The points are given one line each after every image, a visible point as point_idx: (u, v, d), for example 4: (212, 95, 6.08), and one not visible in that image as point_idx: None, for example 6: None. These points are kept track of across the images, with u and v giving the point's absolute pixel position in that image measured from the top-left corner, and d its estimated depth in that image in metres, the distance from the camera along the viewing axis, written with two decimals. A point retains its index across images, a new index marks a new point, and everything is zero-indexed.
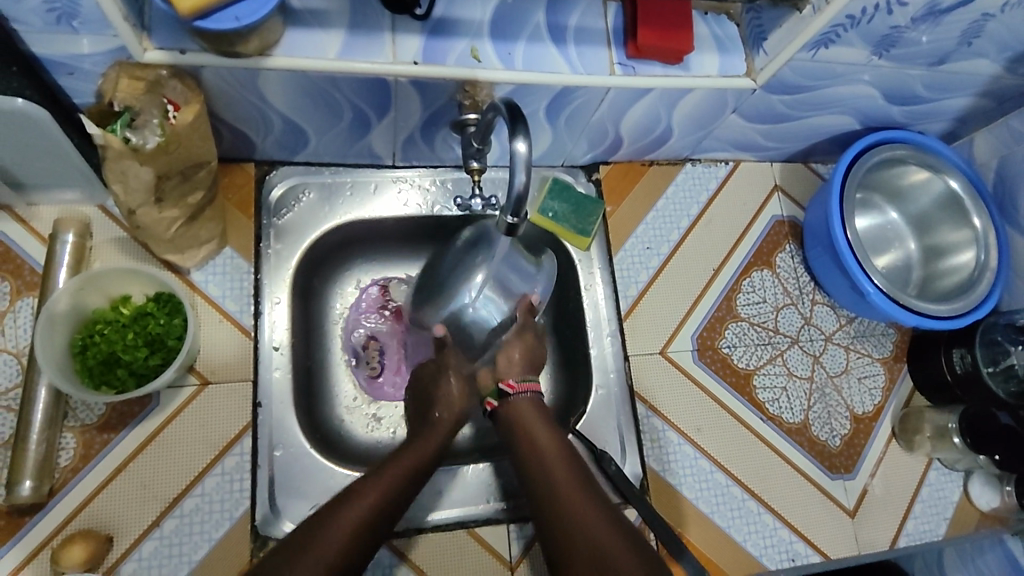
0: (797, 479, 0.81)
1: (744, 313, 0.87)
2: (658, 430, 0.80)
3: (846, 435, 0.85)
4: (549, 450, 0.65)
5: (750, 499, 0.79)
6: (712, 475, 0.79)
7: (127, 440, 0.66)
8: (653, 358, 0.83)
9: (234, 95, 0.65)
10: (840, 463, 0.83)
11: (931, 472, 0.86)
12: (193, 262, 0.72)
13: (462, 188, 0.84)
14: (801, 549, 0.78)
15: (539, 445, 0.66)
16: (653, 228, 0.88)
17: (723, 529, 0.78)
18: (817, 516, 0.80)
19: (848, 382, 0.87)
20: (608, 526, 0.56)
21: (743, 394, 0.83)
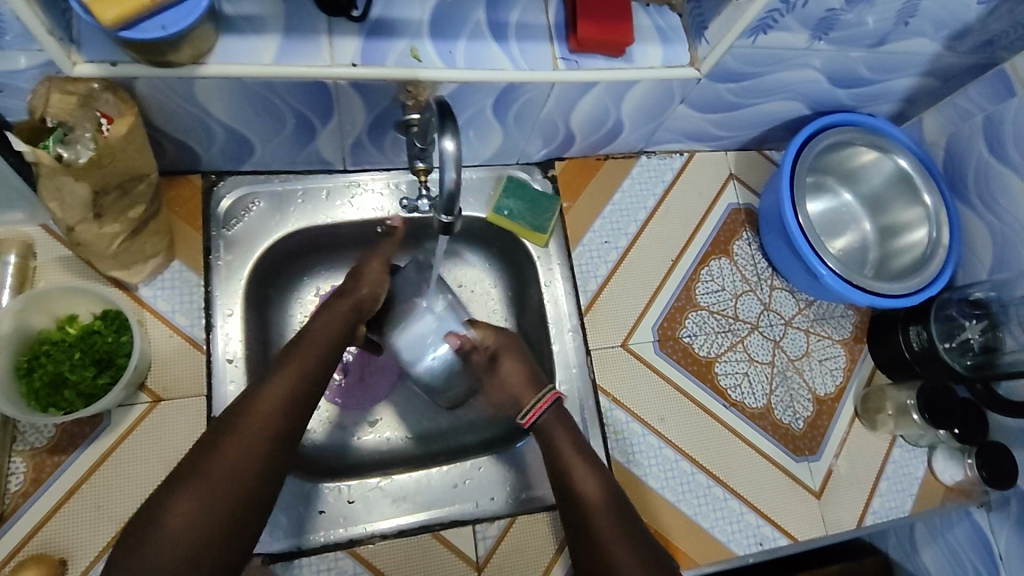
0: (763, 463, 0.82)
1: (704, 302, 0.87)
2: (622, 422, 0.80)
3: (809, 417, 0.85)
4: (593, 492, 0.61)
5: (716, 485, 0.80)
6: (678, 464, 0.80)
7: (79, 462, 0.65)
8: (615, 352, 0.83)
9: (171, 107, 0.64)
10: (804, 445, 0.84)
11: (894, 450, 0.86)
12: (140, 278, 0.71)
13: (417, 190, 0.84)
14: (768, 533, 0.79)
15: (583, 493, 0.61)
16: (610, 221, 0.88)
17: (690, 517, 0.78)
18: (784, 499, 0.81)
19: (809, 365, 0.88)
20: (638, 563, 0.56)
21: (705, 381, 0.84)
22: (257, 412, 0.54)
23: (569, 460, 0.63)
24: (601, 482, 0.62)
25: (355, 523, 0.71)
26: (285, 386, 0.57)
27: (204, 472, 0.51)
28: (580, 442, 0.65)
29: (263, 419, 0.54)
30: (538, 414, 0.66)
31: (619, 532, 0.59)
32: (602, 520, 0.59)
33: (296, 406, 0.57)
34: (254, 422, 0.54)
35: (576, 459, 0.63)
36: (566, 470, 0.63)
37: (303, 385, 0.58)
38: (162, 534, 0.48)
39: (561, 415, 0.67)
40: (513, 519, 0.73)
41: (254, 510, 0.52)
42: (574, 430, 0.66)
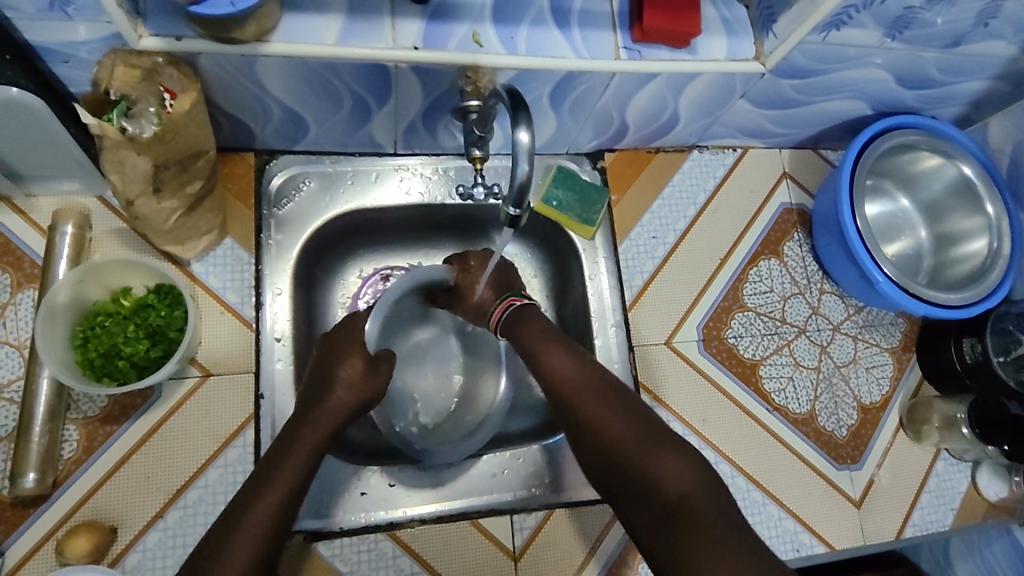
0: (803, 470, 0.81)
1: (751, 303, 0.86)
2: (662, 420, 0.80)
3: (853, 425, 0.84)
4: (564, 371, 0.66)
5: (754, 489, 0.79)
6: (717, 466, 0.79)
7: (130, 432, 0.66)
8: (658, 349, 0.82)
9: (232, 83, 0.64)
10: (846, 453, 0.82)
11: (938, 463, 0.85)
12: (193, 253, 0.71)
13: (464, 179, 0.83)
14: (806, 540, 0.78)
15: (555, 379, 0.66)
16: (659, 216, 0.87)
17: None
18: (824, 506, 0.80)
19: (856, 373, 0.86)
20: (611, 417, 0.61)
21: (749, 384, 0.83)
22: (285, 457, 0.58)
23: (543, 350, 0.68)
24: (577, 363, 0.66)
25: (395, 506, 0.71)
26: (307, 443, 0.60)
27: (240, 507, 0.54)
28: (547, 330, 0.69)
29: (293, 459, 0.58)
30: (505, 311, 0.73)
31: (603, 407, 0.62)
32: (584, 402, 0.63)
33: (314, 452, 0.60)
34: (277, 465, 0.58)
35: (548, 348, 0.67)
36: (539, 363, 0.67)
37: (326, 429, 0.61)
38: (227, 559, 0.51)
39: (523, 311, 0.72)
40: (554, 510, 0.74)
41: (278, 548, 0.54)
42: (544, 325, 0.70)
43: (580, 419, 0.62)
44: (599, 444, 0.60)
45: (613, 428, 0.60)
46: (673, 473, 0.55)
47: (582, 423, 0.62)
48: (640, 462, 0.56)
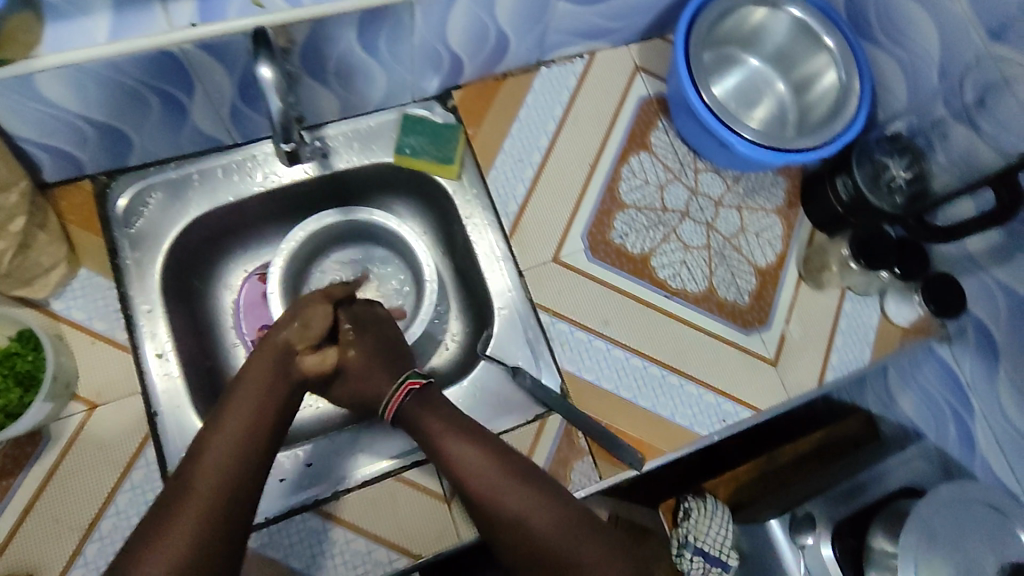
0: (714, 345, 0.81)
1: (629, 200, 0.86)
2: (566, 333, 0.79)
3: (753, 290, 0.84)
4: (477, 469, 0.66)
5: (669, 374, 0.79)
6: (628, 362, 0.79)
7: (28, 480, 0.66)
8: (548, 267, 0.82)
9: (24, 110, 0.62)
10: (751, 318, 0.83)
11: (846, 304, 0.86)
12: (47, 292, 0.70)
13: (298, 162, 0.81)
14: (729, 409, 0.79)
15: (466, 473, 0.66)
16: (520, 139, 0.86)
17: (649, 410, 0.78)
18: (741, 374, 0.81)
19: (747, 241, 0.86)
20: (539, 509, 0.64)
21: (643, 276, 0.82)
22: (206, 471, 0.58)
23: (446, 442, 0.67)
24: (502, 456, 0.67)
25: (316, 483, 0.71)
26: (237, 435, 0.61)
27: (168, 527, 0.54)
28: (472, 432, 0.68)
29: (222, 458, 0.59)
30: (399, 401, 0.71)
31: (532, 501, 0.64)
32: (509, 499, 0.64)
33: (243, 459, 0.60)
34: (199, 483, 0.57)
35: (454, 442, 0.67)
36: (458, 474, 0.66)
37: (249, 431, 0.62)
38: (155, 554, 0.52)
39: (421, 398, 0.71)
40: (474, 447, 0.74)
41: (224, 544, 0.55)
42: (454, 422, 0.69)
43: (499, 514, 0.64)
44: (526, 538, 0.63)
45: (542, 520, 0.63)
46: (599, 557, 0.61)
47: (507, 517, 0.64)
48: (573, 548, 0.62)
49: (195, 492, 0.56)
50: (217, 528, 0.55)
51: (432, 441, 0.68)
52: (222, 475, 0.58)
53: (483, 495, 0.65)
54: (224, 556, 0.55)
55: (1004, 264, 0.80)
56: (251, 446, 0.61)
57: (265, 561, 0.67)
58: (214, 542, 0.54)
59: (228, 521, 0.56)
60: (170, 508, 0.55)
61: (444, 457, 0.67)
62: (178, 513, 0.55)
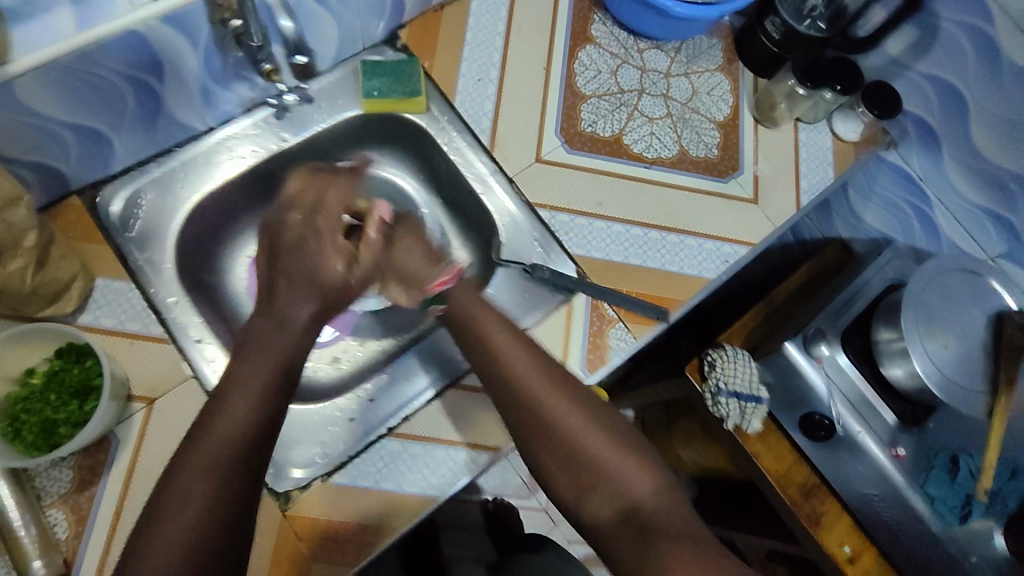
0: (700, 198, 0.88)
1: (589, 91, 0.91)
2: (568, 222, 0.84)
3: (720, 143, 0.92)
4: (531, 373, 0.63)
5: (669, 234, 0.86)
6: (630, 233, 0.85)
7: (111, 483, 0.67)
8: (534, 169, 0.86)
9: (6, 124, 0.61)
10: (725, 167, 0.91)
11: (801, 135, 0.94)
12: (72, 307, 0.70)
13: (268, 138, 0.84)
14: (729, 250, 0.87)
15: (518, 376, 0.63)
16: (474, 60, 0.90)
17: (660, 269, 0.84)
18: (730, 217, 0.88)
19: (702, 102, 0.94)
20: (586, 425, 0.60)
21: (621, 155, 0.88)
22: (222, 441, 0.51)
23: (505, 352, 0.65)
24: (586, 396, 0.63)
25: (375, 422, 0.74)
26: (243, 395, 0.53)
27: (169, 508, 0.48)
28: (535, 350, 0.65)
29: (228, 428, 0.51)
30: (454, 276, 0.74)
31: (579, 415, 0.61)
32: (559, 409, 0.61)
33: (253, 423, 0.52)
34: (218, 448, 0.51)
35: (510, 351, 0.65)
36: (538, 403, 0.61)
37: (263, 392, 0.54)
38: (154, 548, 0.46)
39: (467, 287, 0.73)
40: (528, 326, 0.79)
41: (236, 524, 0.49)
42: (513, 330, 0.67)
43: (545, 417, 0.61)
44: (566, 448, 0.60)
45: (591, 439, 0.60)
46: (640, 484, 0.58)
47: (554, 423, 0.60)
48: (618, 477, 0.58)
49: (193, 470, 0.49)
50: (229, 508, 0.49)
51: (485, 348, 0.66)
52: (237, 436, 0.51)
53: (533, 400, 0.61)
54: (231, 524, 0.49)
55: (924, 57, 0.89)
56: (260, 430, 0.52)
57: (360, 493, 0.70)
58: (219, 528, 0.48)
59: (243, 488, 0.50)
60: (168, 482, 0.49)
61: (495, 359, 0.64)
62: (182, 486, 0.48)
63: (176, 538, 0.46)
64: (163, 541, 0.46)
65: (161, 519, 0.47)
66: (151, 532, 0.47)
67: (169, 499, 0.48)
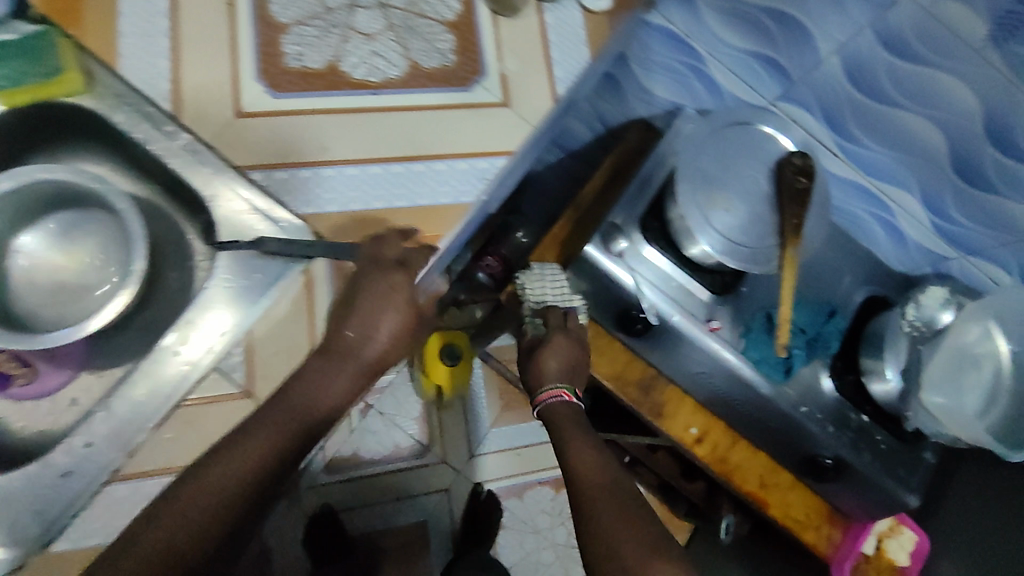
0: (445, 115, 0.81)
1: (289, 21, 0.83)
2: (290, 174, 0.82)
3: (455, 45, 0.82)
4: (590, 456, 0.77)
5: (414, 163, 0.81)
6: (366, 170, 0.81)
7: None
8: (239, 126, 0.83)
9: None
10: (466, 73, 0.82)
11: (547, 17, 0.84)
12: None
13: None
14: (474, 164, 0.82)
15: (577, 468, 0.76)
16: (132, 14, 0.84)
17: (402, 202, 0.80)
18: (476, 127, 0.82)
19: (428, 5, 0.84)
20: (591, 455, 0.77)
21: (338, 88, 0.82)
22: (246, 459, 0.68)
23: (572, 445, 0.79)
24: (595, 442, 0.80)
25: None
26: (258, 453, 0.69)
27: (178, 510, 0.64)
28: (591, 441, 0.79)
29: (219, 470, 0.67)
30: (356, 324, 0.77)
31: (596, 468, 0.76)
32: (591, 487, 0.73)
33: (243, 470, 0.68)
34: (209, 512, 0.65)
35: (551, 349, 0.88)
36: (587, 502, 0.72)
37: (255, 457, 0.69)
38: (184, 499, 0.65)
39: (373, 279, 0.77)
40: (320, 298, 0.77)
41: (228, 513, 0.66)
42: (583, 431, 0.81)
43: (573, 470, 0.77)
44: (577, 484, 0.75)
45: (588, 453, 0.77)
46: (594, 474, 0.75)
47: (577, 467, 0.76)
48: (604, 493, 0.72)
49: (227, 466, 0.68)
50: (202, 538, 0.64)
51: (564, 431, 0.81)
52: (213, 502, 0.65)
53: (594, 507, 0.71)
54: (202, 555, 0.63)
55: None
56: (250, 477, 0.68)
57: None
58: (214, 526, 0.65)
59: (235, 520, 0.66)
60: (165, 503, 0.65)
61: (575, 470, 0.76)
62: (186, 500, 0.65)
63: (175, 529, 0.63)
64: (178, 513, 0.64)
65: (199, 477, 0.67)
66: (181, 493, 0.65)
67: (185, 492, 0.65)
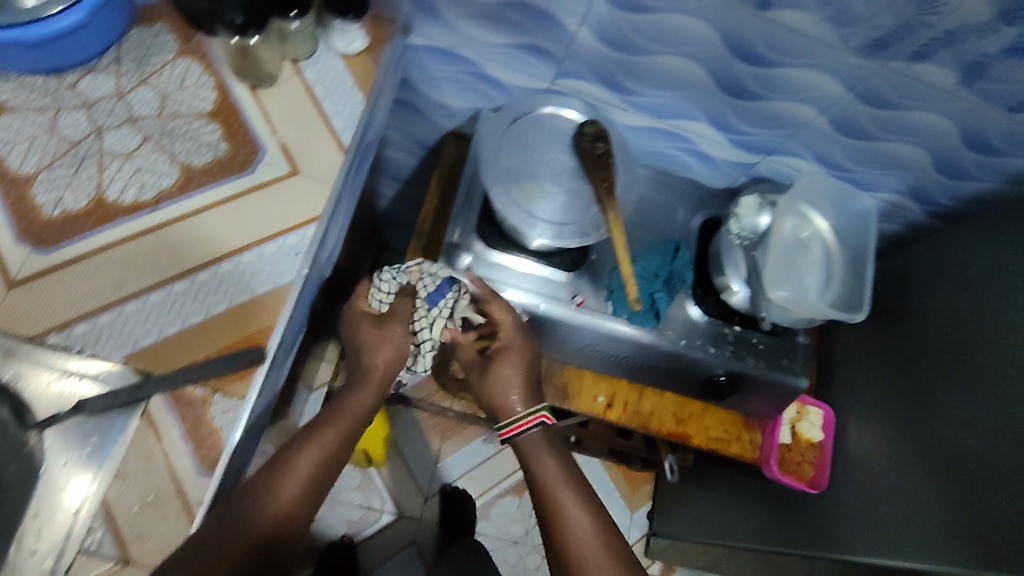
0: (240, 203, 0.74)
1: (32, 169, 0.71)
2: (88, 330, 0.67)
3: (223, 134, 0.77)
4: (564, 483, 0.81)
5: (222, 264, 0.71)
6: (174, 292, 0.69)
7: None
8: (8, 300, 0.67)
9: None
10: (243, 156, 0.76)
11: (308, 74, 0.82)
12: None
13: None
14: (296, 239, 0.74)
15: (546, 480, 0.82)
16: None
17: (229, 307, 0.70)
18: (281, 203, 0.75)
19: (177, 102, 0.77)
20: (572, 495, 0.81)
21: (113, 218, 0.71)
22: (274, 510, 0.67)
23: (537, 459, 0.84)
24: (572, 470, 0.84)
25: None
26: (314, 458, 0.73)
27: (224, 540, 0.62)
28: (558, 452, 0.85)
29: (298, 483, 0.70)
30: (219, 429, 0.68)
31: (557, 467, 0.83)
32: (557, 499, 0.80)
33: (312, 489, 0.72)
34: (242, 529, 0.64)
35: (540, 456, 0.84)
36: (563, 508, 0.79)
37: (309, 486, 0.71)
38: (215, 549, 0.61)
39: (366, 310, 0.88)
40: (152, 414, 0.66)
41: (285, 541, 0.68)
42: (558, 449, 0.86)
43: (536, 480, 0.82)
44: (542, 490, 0.82)
45: (563, 492, 0.80)
46: (584, 526, 0.78)
47: (543, 485, 0.82)
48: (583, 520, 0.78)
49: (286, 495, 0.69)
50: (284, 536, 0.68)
51: (534, 464, 0.84)
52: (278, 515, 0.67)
53: (565, 513, 0.79)
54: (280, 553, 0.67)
55: None
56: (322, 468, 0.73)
57: None
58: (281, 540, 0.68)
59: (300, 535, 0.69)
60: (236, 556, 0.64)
61: (547, 484, 0.81)
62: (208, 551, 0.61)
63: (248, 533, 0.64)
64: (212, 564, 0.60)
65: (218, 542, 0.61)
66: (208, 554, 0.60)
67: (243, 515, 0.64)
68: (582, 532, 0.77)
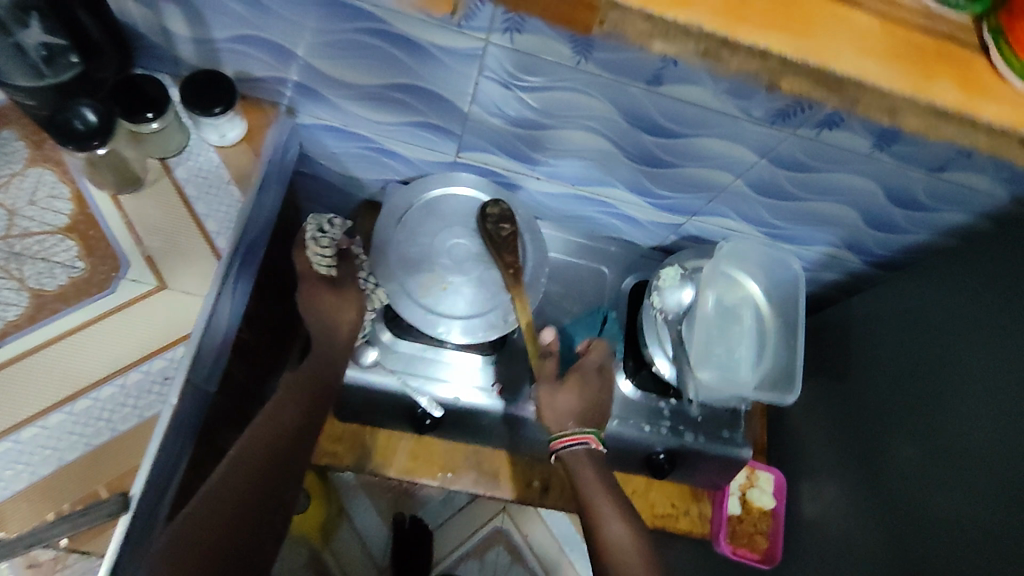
0: (99, 329, 0.68)
1: None
2: None
3: (80, 251, 0.70)
4: (601, 495, 0.76)
5: (77, 401, 0.65)
6: (22, 440, 0.63)
7: None
8: None
9: None
10: (102, 274, 0.69)
11: (177, 172, 0.75)
12: None
13: None
14: (163, 363, 0.67)
15: (605, 502, 0.76)
16: None
17: (86, 450, 0.64)
18: (145, 325, 0.68)
19: (27, 219, 0.70)
20: (612, 505, 0.76)
21: None
22: (244, 479, 0.65)
23: (579, 471, 0.78)
24: (609, 480, 0.78)
25: None
26: (263, 458, 0.67)
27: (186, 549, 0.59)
28: (601, 468, 0.79)
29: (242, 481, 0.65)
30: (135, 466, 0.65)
31: (600, 487, 0.77)
32: (599, 507, 0.75)
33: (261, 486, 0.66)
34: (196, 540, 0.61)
35: (586, 472, 0.77)
36: (597, 516, 0.75)
37: (261, 476, 0.66)
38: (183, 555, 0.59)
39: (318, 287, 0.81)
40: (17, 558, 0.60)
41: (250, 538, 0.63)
42: (600, 464, 0.79)
43: (581, 494, 0.76)
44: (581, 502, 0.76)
45: (609, 509, 0.75)
46: (618, 533, 0.73)
47: (586, 498, 0.76)
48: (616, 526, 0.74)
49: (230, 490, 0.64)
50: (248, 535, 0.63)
51: (579, 481, 0.77)
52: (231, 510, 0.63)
53: (601, 523, 0.74)
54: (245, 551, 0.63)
55: (211, 27, 0.68)
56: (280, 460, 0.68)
57: None
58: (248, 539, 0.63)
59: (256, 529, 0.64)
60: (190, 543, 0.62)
61: (589, 499, 0.76)
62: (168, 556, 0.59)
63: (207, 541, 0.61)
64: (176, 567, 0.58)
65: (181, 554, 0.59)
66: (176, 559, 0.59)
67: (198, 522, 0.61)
68: (617, 534, 0.73)
